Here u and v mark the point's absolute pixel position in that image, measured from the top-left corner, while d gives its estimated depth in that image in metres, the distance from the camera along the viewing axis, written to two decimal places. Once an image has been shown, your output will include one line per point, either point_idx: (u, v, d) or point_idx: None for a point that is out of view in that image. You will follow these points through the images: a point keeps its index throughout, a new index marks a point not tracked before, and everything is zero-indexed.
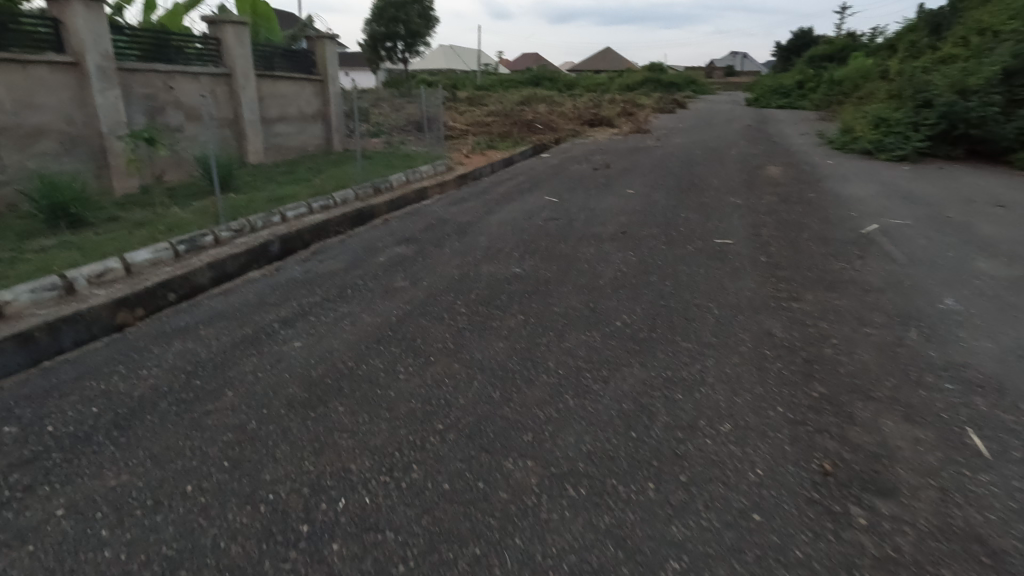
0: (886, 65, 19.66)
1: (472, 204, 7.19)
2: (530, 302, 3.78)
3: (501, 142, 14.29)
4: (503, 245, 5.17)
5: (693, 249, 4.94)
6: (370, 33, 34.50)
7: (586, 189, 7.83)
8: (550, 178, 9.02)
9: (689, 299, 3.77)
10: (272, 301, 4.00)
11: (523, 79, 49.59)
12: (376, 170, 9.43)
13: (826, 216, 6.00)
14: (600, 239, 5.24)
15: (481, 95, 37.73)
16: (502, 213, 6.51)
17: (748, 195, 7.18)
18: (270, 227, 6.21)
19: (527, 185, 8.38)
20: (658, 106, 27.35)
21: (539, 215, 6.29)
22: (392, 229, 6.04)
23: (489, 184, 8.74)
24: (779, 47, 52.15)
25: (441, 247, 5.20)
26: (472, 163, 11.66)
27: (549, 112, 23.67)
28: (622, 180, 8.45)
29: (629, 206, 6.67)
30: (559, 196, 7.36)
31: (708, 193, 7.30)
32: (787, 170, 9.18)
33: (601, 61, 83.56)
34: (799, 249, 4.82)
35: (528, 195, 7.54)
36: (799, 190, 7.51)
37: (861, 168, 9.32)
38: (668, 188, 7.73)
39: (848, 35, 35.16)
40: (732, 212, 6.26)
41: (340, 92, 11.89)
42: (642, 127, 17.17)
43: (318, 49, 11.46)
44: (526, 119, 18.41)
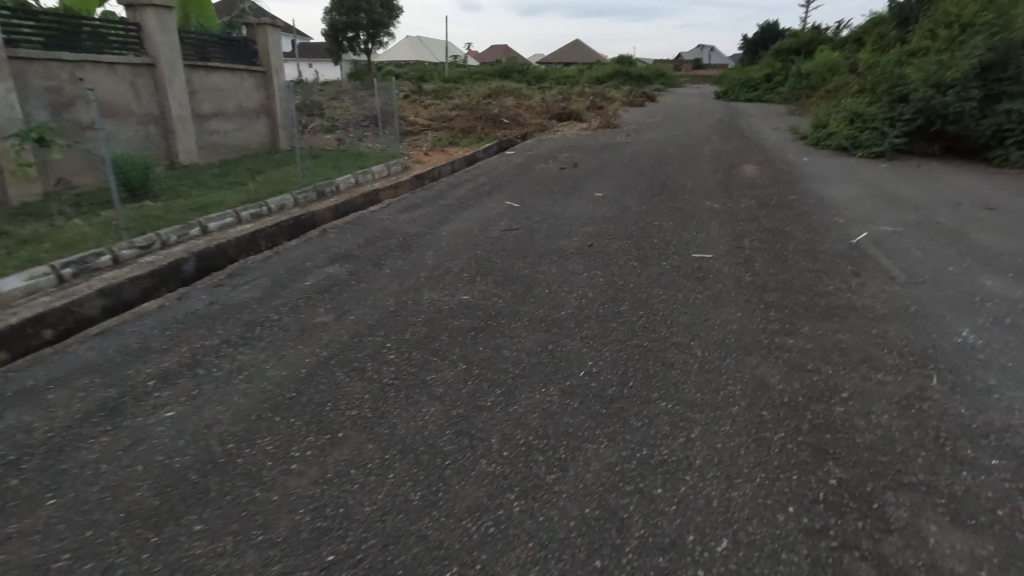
0: (854, 59, 19.52)
1: (423, 210, 6.48)
2: (474, 343, 3.13)
3: (464, 139, 13.54)
4: (451, 263, 4.50)
5: (668, 266, 4.35)
6: (331, 23, 33.21)
7: (550, 192, 7.19)
8: (513, 179, 8.36)
9: (665, 336, 3.17)
10: (157, 347, 3.24)
11: (491, 72, 48.66)
12: (322, 172, 8.62)
13: (810, 224, 5.49)
14: (563, 255, 4.62)
15: (449, 89, 36.80)
16: (457, 223, 5.82)
17: (724, 199, 6.64)
18: (186, 243, 5.39)
19: (487, 187, 7.71)
20: (628, 99, 26.86)
21: (496, 225, 5.64)
22: (328, 242, 5.30)
23: (446, 187, 8.03)
24: (746, 41, 52.46)
25: (380, 268, 4.49)
26: (432, 162, 10.90)
27: (516, 105, 22.94)
28: (590, 182, 7.84)
29: (596, 212, 6.07)
30: (521, 201, 6.71)
31: (681, 197, 6.73)
32: (762, 170, 8.70)
33: (571, 53, 82.98)
34: (787, 267, 4.27)
35: (487, 200, 6.87)
36: (777, 193, 7.02)
37: (838, 168, 8.89)
38: (638, 191, 7.14)
39: (814, 29, 35.39)
40: (708, 220, 5.70)
41: (286, 84, 10.96)
42: (611, 122, 16.63)
43: (259, 38, 10.52)
44: (492, 114, 17.66)
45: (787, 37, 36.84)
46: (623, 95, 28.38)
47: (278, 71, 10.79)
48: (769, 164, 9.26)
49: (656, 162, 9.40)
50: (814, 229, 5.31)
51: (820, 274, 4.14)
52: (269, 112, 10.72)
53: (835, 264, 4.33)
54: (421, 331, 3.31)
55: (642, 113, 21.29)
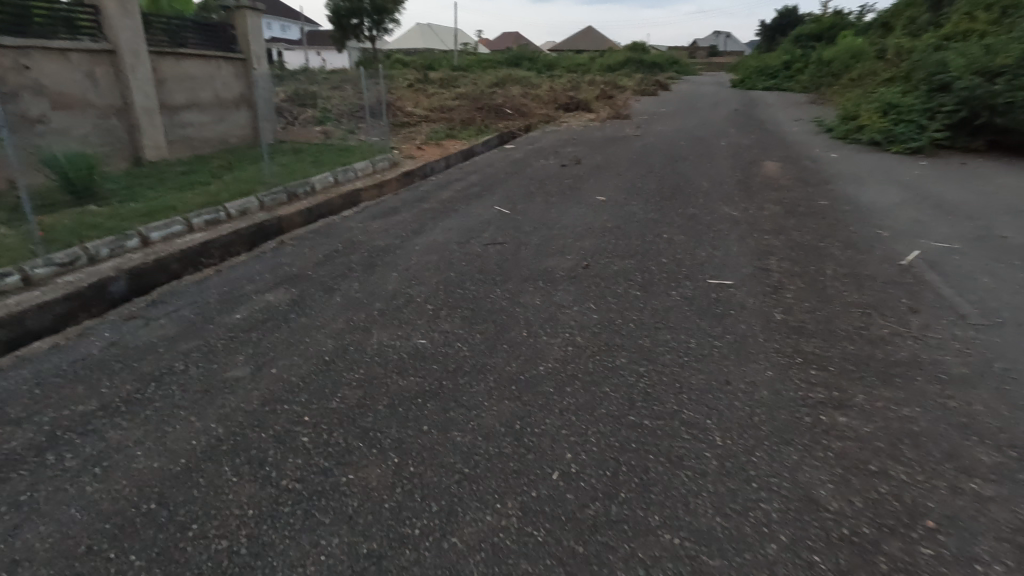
0: (883, 45, 18.33)
1: (399, 217, 5.71)
2: (418, 418, 2.37)
3: (462, 131, 12.71)
4: (414, 291, 3.74)
5: (677, 296, 3.56)
6: (335, 9, 32.32)
7: (546, 196, 6.37)
8: (507, 178, 7.56)
9: (672, 412, 2.38)
10: (17, 413, 2.52)
11: (500, 60, 47.51)
12: (300, 169, 7.88)
13: (848, 239, 4.65)
14: (550, 279, 3.84)
15: (456, 77, 35.81)
16: (434, 233, 5.07)
17: (744, 205, 5.79)
18: (121, 257, 4.67)
19: (477, 189, 6.92)
20: (639, 88, 25.77)
21: (478, 237, 4.87)
22: (281, 258, 4.56)
23: (432, 187, 7.25)
24: (763, 26, 50.77)
25: (330, 295, 3.75)
26: (426, 156, 10.14)
27: (522, 95, 21.97)
28: (593, 182, 7.01)
29: (596, 221, 5.26)
30: (512, 206, 5.93)
31: (694, 203, 5.87)
32: (787, 169, 7.79)
33: (583, 40, 81.26)
34: (826, 302, 3.45)
35: (473, 204, 6.09)
36: (806, 196, 6.14)
37: (872, 165, 7.96)
38: (647, 194, 6.30)
39: (836, 13, 33.98)
40: (726, 233, 4.86)
41: (268, 73, 10.22)
42: (621, 112, 15.71)
43: (239, 23, 9.75)
44: (494, 104, 16.76)
45: (807, 22, 35.32)
46: (635, 83, 27.30)
47: (259, 58, 10.02)
48: (794, 161, 8.35)
49: (667, 159, 8.53)
50: (854, 246, 4.46)
51: (868, 311, 3.32)
52: (249, 102, 9.96)
53: (886, 297, 3.51)
54: (354, 395, 2.56)
55: (653, 102, 20.28)
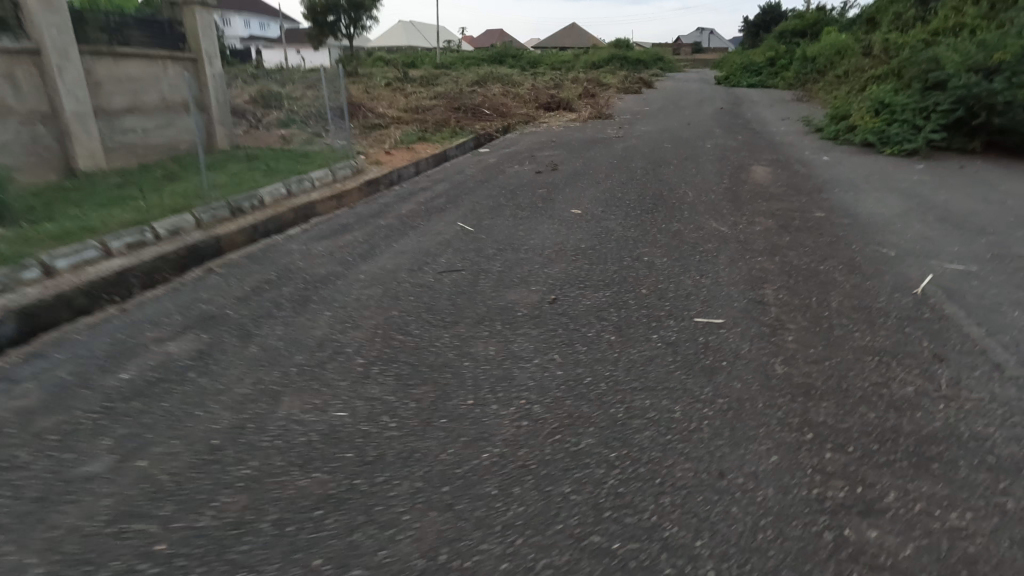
0: (868, 42, 17.97)
1: (350, 237, 5.09)
2: (310, 545, 1.76)
3: (435, 134, 12.07)
4: (346, 337, 3.13)
5: (659, 343, 2.98)
6: (310, 5, 31.41)
7: (516, 209, 5.77)
8: (476, 187, 6.95)
9: (650, 528, 1.80)
10: None
11: (483, 57, 46.85)
12: (251, 180, 7.21)
13: (851, 261, 4.12)
14: (510, 320, 3.25)
15: (436, 75, 35.05)
16: (384, 258, 4.45)
17: (734, 219, 5.24)
18: (13, 293, 4.01)
19: (442, 200, 6.31)
20: (622, 85, 25.26)
21: (433, 264, 4.25)
22: (201, 292, 3.91)
23: (393, 198, 6.62)
24: (746, 23, 50.67)
25: (245, 345, 3.12)
26: (394, 161, 9.50)
27: (502, 94, 21.35)
28: (569, 192, 6.43)
29: (569, 239, 4.69)
30: (477, 221, 5.33)
31: (678, 217, 5.31)
32: (778, 174, 7.26)
33: (567, 37, 80.79)
34: (834, 349, 2.89)
35: (435, 220, 5.47)
36: (799, 208, 5.60)
37: (867, 169, 7.47)
38: (627, 206, 5.73)
39: (819, 10, 33.86)
40: (715, 254, 4.30)
41: (221, 73, 9.49)
42: (603, 111, 15.18)
43: (187, 19, 9.02)
44: (471, 104, 16.11)
45: (791, 18, 35.05)
46: (618, 81, 26.83)
47: (211, 57, 9.30)
48: (784, 165, 7.82)
49: (649, 164, 7.97)
50: (858, 270, 3.92)
51: (886, 361, 2.77)
52: (201, 105, 9.23)
53: (903, 340, 2.97)
54: (235, 503, 1.95)
55: (637, 101, 19.76)
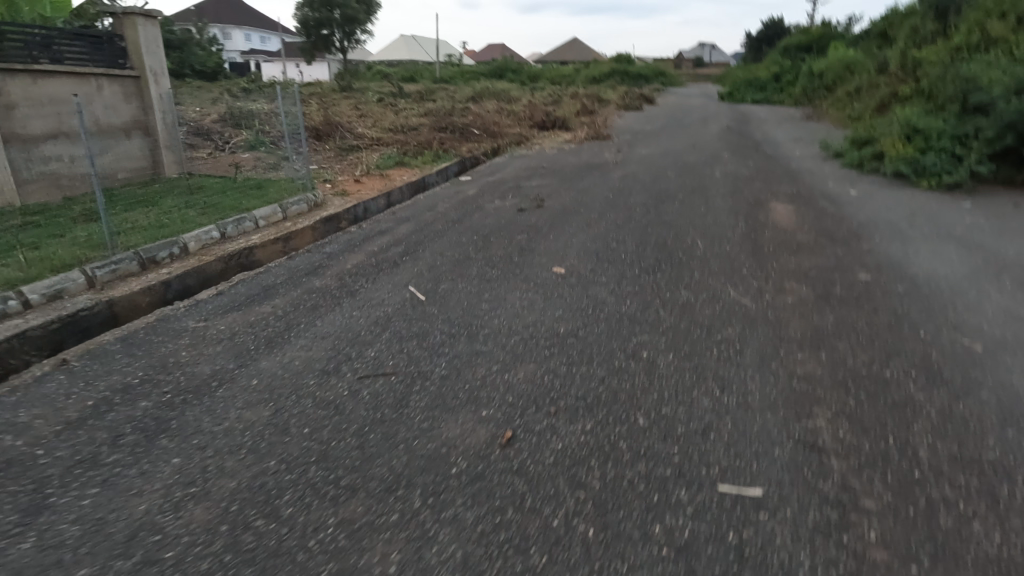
0: (884, 57, 16.95)
1: (268, 308, 4.00)
2: None
3: (416, 157, 11.06)
4: (179, 522, 2.02)
5: (665, 547, 1.87)
6: (303, 19, 30.77)
7: (485, 265, 4.68)
8: (443, 230, 5.88)
9: None
10: None
11: (483, 72, 46.18)
12: (182, 220, 6.15)
13: (928, 363, 3.00)
14: (438, 487, 2.15)
15: (432, 90, 34.25)
16: (298, 346, 3.37)
17: (757, 284, 4.14)
18: None
19: (399, 249, 5.23)
20: (623, 101, 24.30)
21: (356, 360, 3.14)
22: (24, 408, 2.81)
23: (343, 245, 5.53)
24: (749, 38, 50.09)
25: (22, 532, 2.02)
26: (363, 191, 8.45)
27: (496, 111, 20.40)
28: (552, 239, 5.34)
29: (544, 318, 3.58)
30: (433, 286, 4.25)
31: (683, 281, 4.21)
32: (802, 213, 6.16)
33: (568, 51, 80.44)
34: (950, 570, 1.77)
35: (381, 283, 4.38)
36: (836, 266, 4.50)
37: (906, 207, 6.37)
38: (621, 263, 4.63)
39: (824, 25, 33.08)
40: (736, 347, 3.19)
41: (169, 92, 8.48)
42: (600, 131, 14.16)
43: (128, 33, 8.01)
44: (460, 123, 15.10)
45: (797, 32, 34.16)
46: (618, 97, 25.92)
47: (156, 75, 8.29)
48: (806, 202, 6.73)
49: (650, 199, 6.89)
50: (940, 382, 2.82)
51: None
52: (146, 129, 8.21)
53: None
54: None
55: (637, 119, 18.83)
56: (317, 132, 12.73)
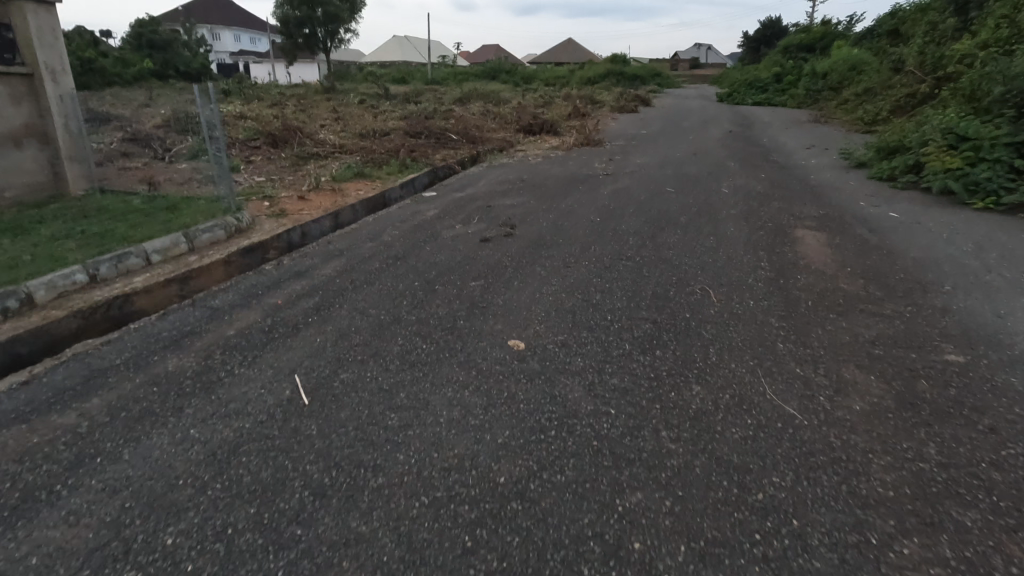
0: (898, 55, 15.66)
1: (70, 418, 2.65)
2: None
3: (382, 168, 9.75)
4: None
5: None
6: (283, 17, 29.52)
7: (414, 336, 3.34)
8: (377, 271, 4.55)
9: None
10: None
11: (475, 73, 44.86)
12: (48, 255, 4.80)
13: None
14: None
15: (420, 92, 32.94)
16: (64, 513, 2.04)
17: (804, 375, 2.83)
18: None
19: (308, 304, 3.90)
20: (617, 103, 23.06)
21: (136, 559, 1.81)
22: None
23: (240, 293, 4.19)
24: (747, 38, 49.00)
25: None
26: (306, 211, 7.11)
27: (480, 114, 19.02)
28: (515, 290, 4.01)
29: (477, 453, 2.26)
30: (332, 374, 2.93)
31: (692, 369, 2.90)
32: (837, 247, 4.86)
33: (563, 52, 79.19)
34: None
35: (257, 367, 3.04)
36: (907, 338, 3.20)
37: (967, 237, 5.08)
38: (605, 333, 3.31)
39: (825, 23, 31.95)
40: (795, 528, 1.87)
41: (72, 92, 7.11)
42: (592, 136, 12.87)
43: (17, 20, 6.64)
44: (437, 127, 13.74)
45: (797, 32, 32.93)
46: (613, 99, 24.68)
47: (56, 73, 6.93)
48: (839, 229, 5.42)
49: (645, 226, 5.56)
50: None
51: None
52: (43, 137, 6.85)
53: None
54: None
55: (632, 121, 17.56)
56: (272, 139, 11.34)
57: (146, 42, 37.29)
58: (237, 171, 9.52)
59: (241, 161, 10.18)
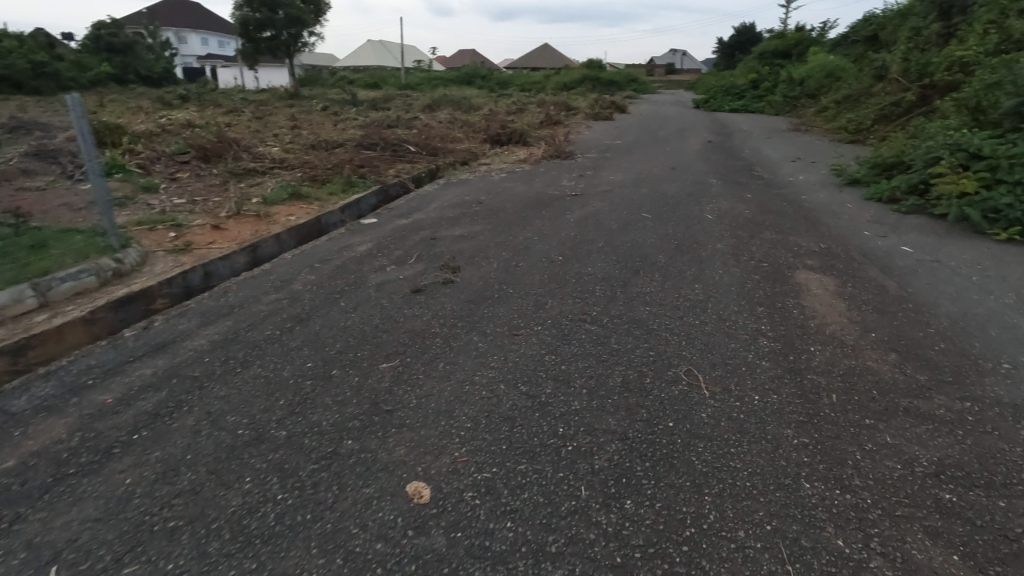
0: (880, 61, 15.02)
1: None
2: None
3: (324, 187, 8.64)
4: None
5: None
6: (242, 19, 28.15)
7: (270, 473, 2.26)
8: (264, 343, 3.46)
9: None
10: None
11: (450, 79, 43.87)
12: None
13: None
14: None
15: (390, 97, 31.73)
16: None
17: (852, 556, 1.84)
18: None
19: (144, 406, 2.79)
20: (592, 110, 22.21)
21: None
22: None
23: (62, 384, 3.06)
24: (721, 44, 48.87)
25: None
26: (217, 245, 5.96)
27: (447, 122, 17.96)
28: (436, 378, 2.95)
29: None
30: (117, 562, 1.86)
31: (678, 547, 1.87)
32: (849, 300, 3.93)
33: (539, 57, 78.65)
34: None
35: (5, 550, 1.93)
36: (981, 468, 2.23)
37: (1003, 282, 4.20)
38: (551, 464, 2.27)
39: (799, 29, 31.69)
40: None
41: None
42: (562, 147, 11.92)
43: None
44: (395, 138, 12.64)
45: (773, 38, 32.55)
46: (587, 105, 23.84)
47: None
48: (847, 271, 4.49)
49: (615, 269, 4.56)
50: None
51: None
52: None
53: None
54: None
55: (607, 130, 16.69)
56: (203, 153, 10.11)
57: (105, 45, 35.48)
58: (154, 192, 8.28)
59: (162, 179, 8.92)
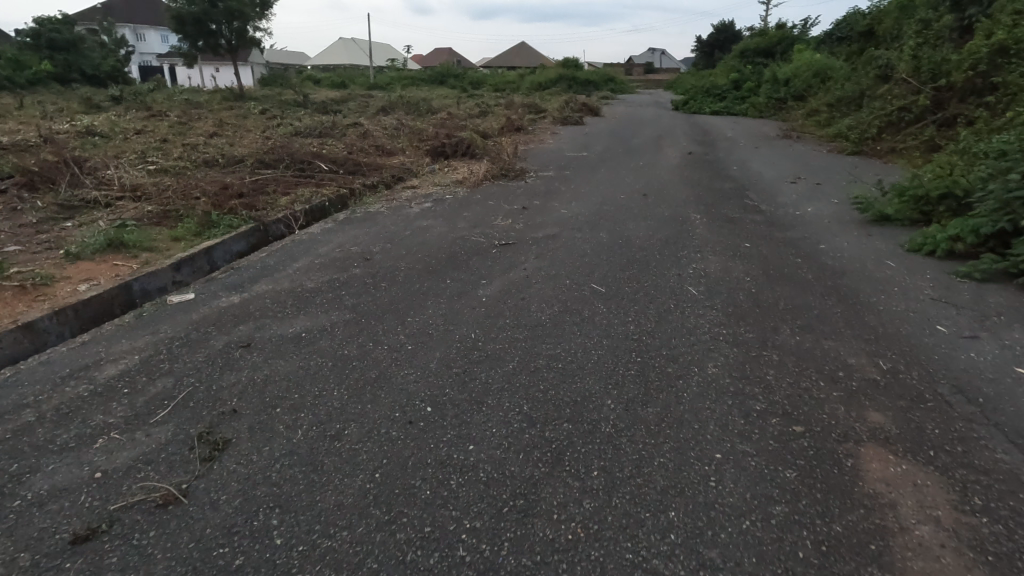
0: (880, 58, 13.13)
1: None
2: None
3: (171, 229, 6.34)
4: None
5: None
6: (176, 11, 25.36)
7: None
8: None
9: None
10: None
11: (417, 78, 41.48)
12: None
13: None
14: None
15: (346, 99, 29.28)
16: None
17: None
18: None
19: None
20: (560, 112, 20.10)
21: None
22: None
23: None
24: (699, 43, 47.39)
25: None
26: None
27: (391, 128, 15.68)
28: None
29: None
30: None
31: None
32: (998, 572, 1.81)
33: (514, 56, 76.57)
34: None
35: None
36: None
37: None
38: None
39: (779, 27, 30.13)
40: None
41: None
42: (511, 162, 9.74)
43: None
44: (310, 151, 10.35)
45: (753, 35, 30.88)
46: (556, 107, 21.73)
47: None
48: (952, 450, 2.39)
49: (516, 456, 2.37)
50: None
51: None
52: None
53: None
54: None
55: (572, 138, 14.58)
56: (30, 180, 7.67)
57: (44, 42, 32.38)
58: None
59: None
